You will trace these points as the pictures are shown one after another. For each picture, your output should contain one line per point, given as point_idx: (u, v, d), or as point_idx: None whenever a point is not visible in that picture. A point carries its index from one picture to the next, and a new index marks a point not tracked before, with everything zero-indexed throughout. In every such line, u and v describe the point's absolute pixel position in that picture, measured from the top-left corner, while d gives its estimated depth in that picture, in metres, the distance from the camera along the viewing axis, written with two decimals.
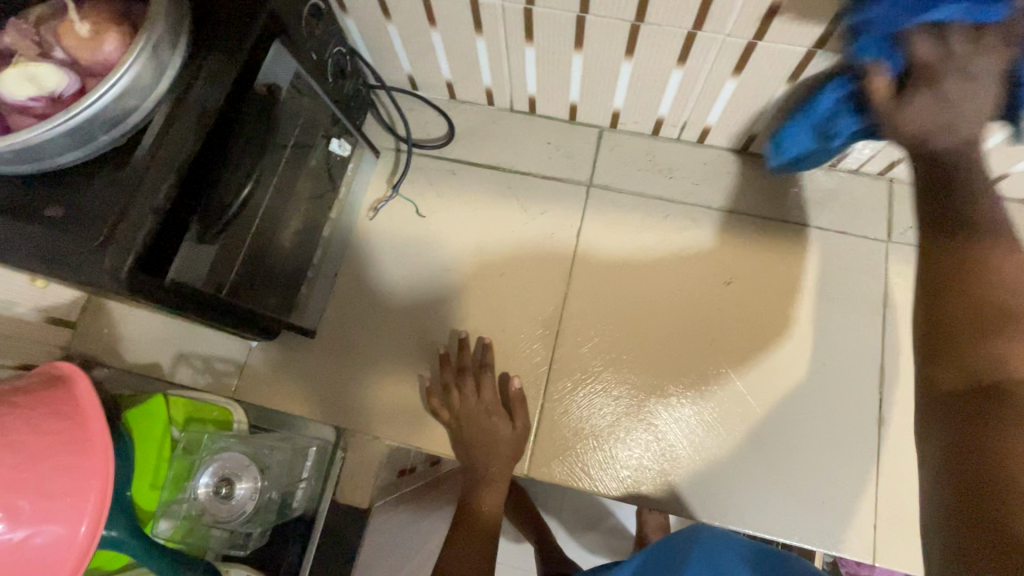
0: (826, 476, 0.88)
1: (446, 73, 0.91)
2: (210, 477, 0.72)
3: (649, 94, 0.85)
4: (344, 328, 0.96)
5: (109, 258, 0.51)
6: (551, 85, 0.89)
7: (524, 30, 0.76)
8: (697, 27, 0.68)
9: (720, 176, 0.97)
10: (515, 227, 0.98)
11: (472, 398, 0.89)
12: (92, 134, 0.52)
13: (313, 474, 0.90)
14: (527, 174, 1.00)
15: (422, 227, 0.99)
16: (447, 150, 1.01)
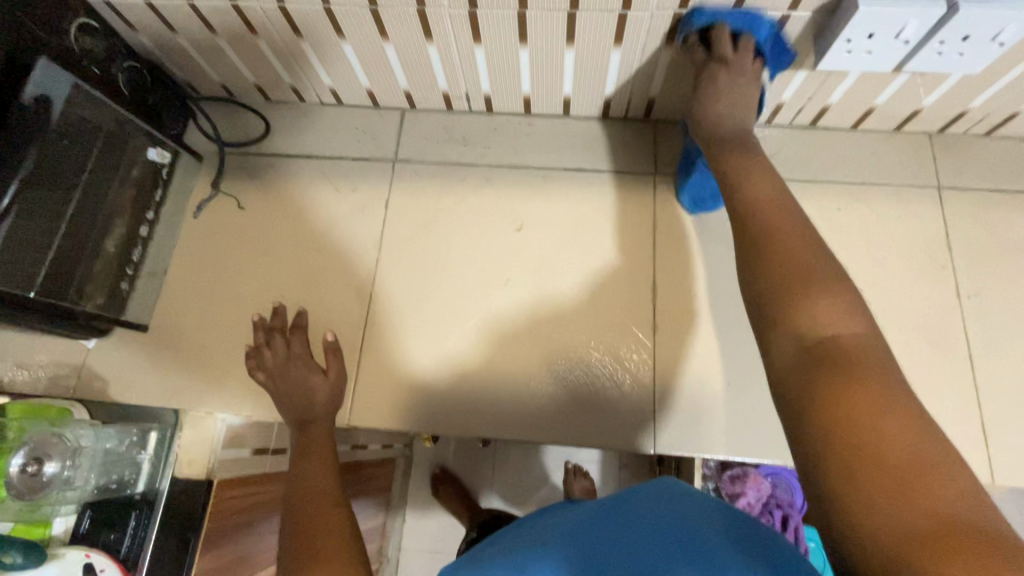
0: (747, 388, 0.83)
1: (326, 80, 0.94)
2: (21, 456, 0.72)
3: (551, 77, 0.87)
4: (182, 324, 0.90)
5: None
6: (404, 36, 0.81)
7: (377, 32, 0.81)
8: (572, 7, 0.72)
9: (622, 137, 0.95)
10: (359, 214, 0.93)
11: (284, 352, 0.82)
12: None
13: (151, 460, 0.83)
14: (339, 158, 0.97)
15: (272, 220, 0.94)
16: (264, 146, 0.99)
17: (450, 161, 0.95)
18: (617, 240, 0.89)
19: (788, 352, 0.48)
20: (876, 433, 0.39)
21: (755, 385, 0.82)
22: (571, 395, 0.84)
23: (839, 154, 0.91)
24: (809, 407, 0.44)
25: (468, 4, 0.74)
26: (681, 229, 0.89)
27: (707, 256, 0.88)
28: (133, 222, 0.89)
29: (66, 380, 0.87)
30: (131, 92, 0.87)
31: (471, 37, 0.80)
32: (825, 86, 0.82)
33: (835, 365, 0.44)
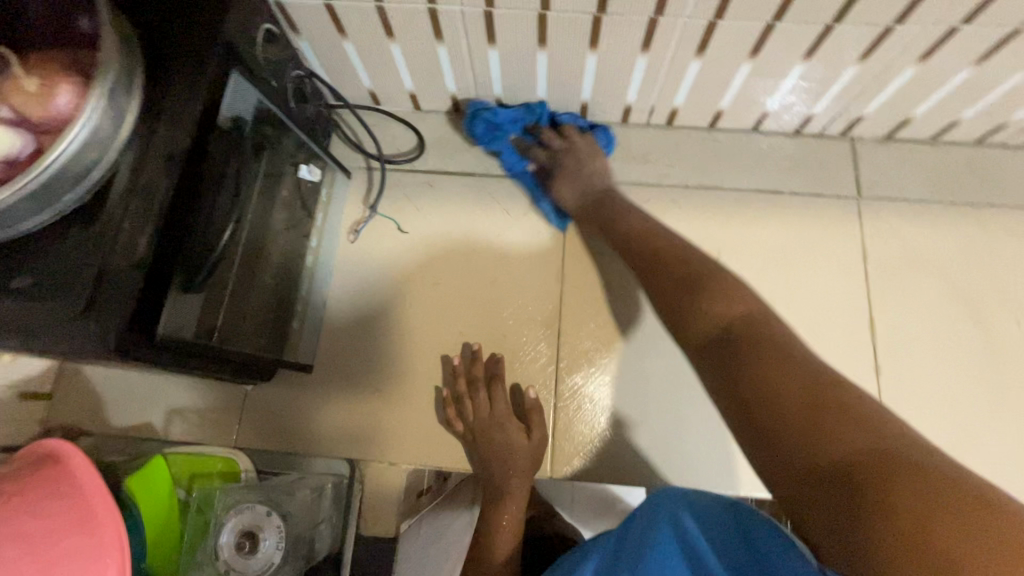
0: (983, 441, 0.76)
1: (498, 92, 0.85)
2: (230, 533, 0.62)
3: (761, 91, 0.79)
4: (347, 363, 0.82)
5: (94, 320, 0.48)
6: (615, 48, 0.73)
7: (588, 39, 0.72)
8: (836, 20, 0.64)
9: (815, 154, 0.88)
10: (533, 240, 0.85)
11: (486, 407, 0.76)
12: (55, 194, 0.48)
13: (334, 513, 0.74)
14: (505, 175, 0.89)
15: (437, 247, 0.85)
16: (420, 162, 0.89)
17: (630, 181, 0.87)
18: (824, 271, 0.82)
19: (703, 329, 0.57)
20: (835, 424, 0.44)
21: (992, 433, 0.76)
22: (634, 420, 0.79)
23: None
24: (733, 366, 0.52)
25: (714, 16, 0.65)
26: (893, 258, 0.82)
27: (925, 290, 0.81)
28: (294, 251, 0.80)
29: (228, 428, 0.79)
30: (297, 105, 0.77)
31: (695, 48, 0.71)
32: None
33: (797, 374, 0.48)
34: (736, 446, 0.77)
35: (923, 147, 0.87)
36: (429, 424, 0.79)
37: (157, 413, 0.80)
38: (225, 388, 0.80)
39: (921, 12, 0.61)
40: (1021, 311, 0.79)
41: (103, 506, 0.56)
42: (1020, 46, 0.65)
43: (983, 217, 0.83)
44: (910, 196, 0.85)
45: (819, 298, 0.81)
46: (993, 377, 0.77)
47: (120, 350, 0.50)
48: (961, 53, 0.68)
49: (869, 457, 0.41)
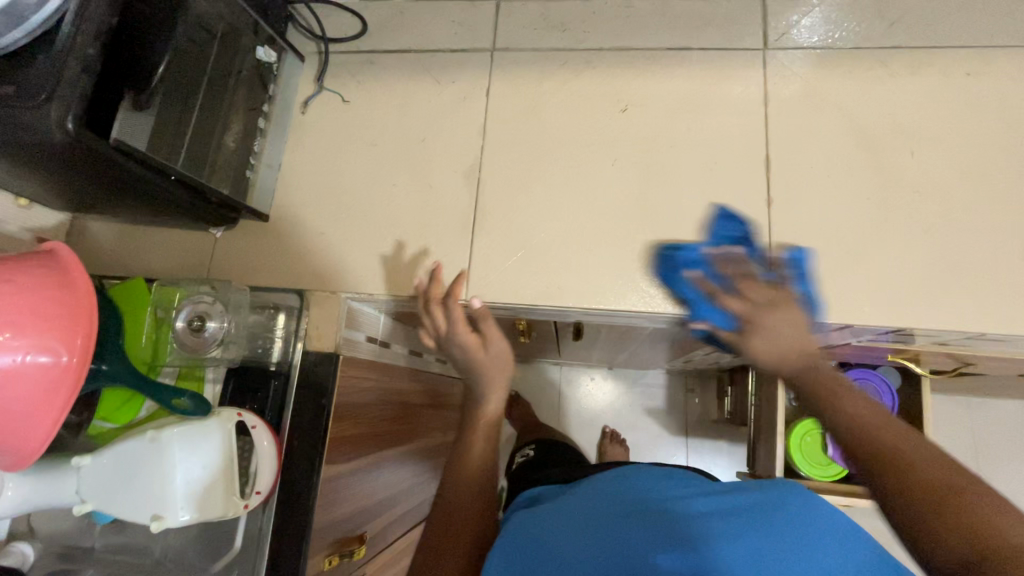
0: (870, 260, 0.80)
1: None
2: (185, 315, 0.80)
3: None
4: (298, 213, 0.94)
5: (55, 109, 0.61)
6: None
7: None
8: None
9: (724, 13, 0.92)
10: (460, 103, 0.95)
11: (444, 321, 0.80)
12: (23, 15, 0.61)
13: (285, 331, 0.90)
14: (437, 50, 0.98)
15: (376, 112, 0.97)
16: (362, 43, 1.00)
17: (550, 47, 0.95)
18: (727, 116, 0.88)
19: (858, 412, 0.57)
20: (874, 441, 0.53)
21: (876, 254, 0.80)
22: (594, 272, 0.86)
23: (970, 17, 0.86)
24: (852, 439, 0.55)
25: None
26: (795, 101, 0.87)
27: (821, 128, 0.85)
28: (252, 118, 0.93)
29: (201, 269, 0.94)
30: None
31: None
32: None
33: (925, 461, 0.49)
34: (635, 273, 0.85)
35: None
36: (365, 262, 0.91)
37: (145, 259, 0.95)
38: (199, 237, 0.95)
39: None
40: (914, 141, 0.83)
41: (79, 278, 0.68)
42: None
43: (886, 59, 0.86)
44: (816, 45, 0.89)
45: (719, 141, 0.87)
46: (884, 202, 0.81)
47: (75, 137, 0.63)
48: None
49: (897, 468, 0.50)
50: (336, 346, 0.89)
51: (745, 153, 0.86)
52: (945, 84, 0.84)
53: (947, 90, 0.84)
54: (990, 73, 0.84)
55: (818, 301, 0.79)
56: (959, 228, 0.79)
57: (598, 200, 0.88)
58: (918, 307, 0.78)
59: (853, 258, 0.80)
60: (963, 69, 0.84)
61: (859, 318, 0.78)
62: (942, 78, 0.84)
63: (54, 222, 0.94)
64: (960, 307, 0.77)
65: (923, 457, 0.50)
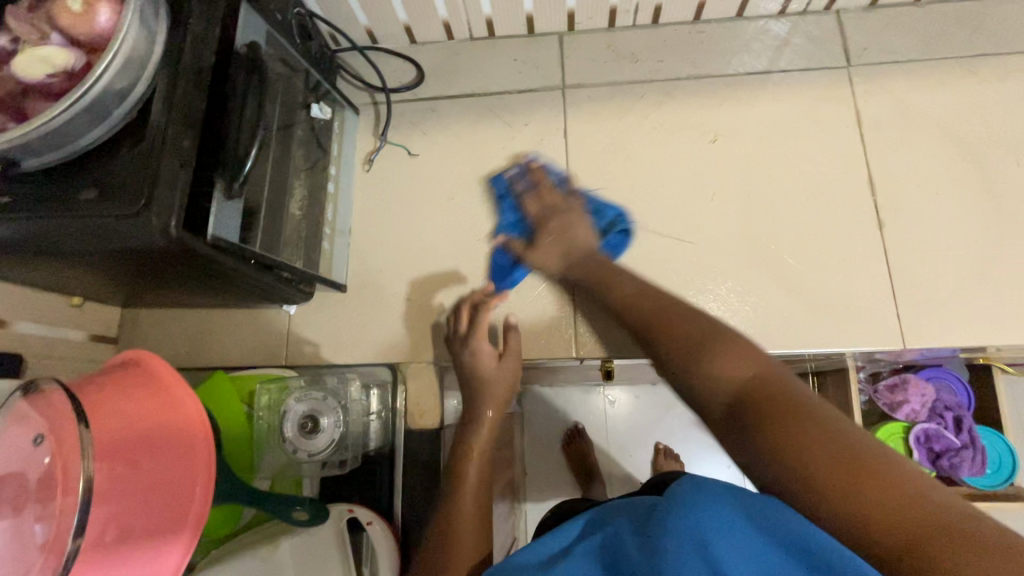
0: (991, 276, 0.78)
1: (486, 11, 0.89)
2: (295, 417, 0.72)
3: None
4: (377, 279, 0.88)
5: (155, 214, 0.54)
6: None
7: None
8: None
9: (800, 30, 0.90)
10: (536, 146, 0.90)
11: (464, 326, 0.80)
12: (107, 110, 0.54)
13: (382, 410, 0.84)
14: (502, 92, 0.93)
15: (446, 163, 0.91)
16: (421, 91, 0.95)
17: (622, 81, 0.91)
18: (820, 139, 0.85)
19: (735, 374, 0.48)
20: (846, 462, 0.38)
21: (995, 269, 0.78)
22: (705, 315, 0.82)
23: None
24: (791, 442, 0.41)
25: None
26: (887, 118, 0.85)
27: (920, 142, 0.83)
28: (317, 182, 0.87)
29: (278, 350, 0.86)
30: (301, 41, 0.83)
31: None
32: None
33: (845, 462, 0.38)
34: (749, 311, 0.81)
35: (908, 9, 0.88)
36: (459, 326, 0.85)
37: (212, 344, 0.87)
38: (270, 315, 0.88)
39: None
40: (1016, 151, 0.81)
41: (178, 387, 0.59)
42: None
43: (975, 67, 0.85)
44: (900, 58, 0.87)
45: (816, 165, 0.84)
46: (996, 215, 0.80)
47: (179, 241, 0.56)
48: None
49: (804, 447, 0.40)
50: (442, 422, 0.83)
51: (846, 176, 0.83)
52: None
53: None
54: None
55: (944, 325, 0.77)
56: None
57: (698, 236, 0.84)
58: None
59: (973, 276, 0.78)
60: None
61: (988, 338, 0.77)
62: None
63: (106, 315, 0.86)
64: None
65: (837, 458, 0.39)
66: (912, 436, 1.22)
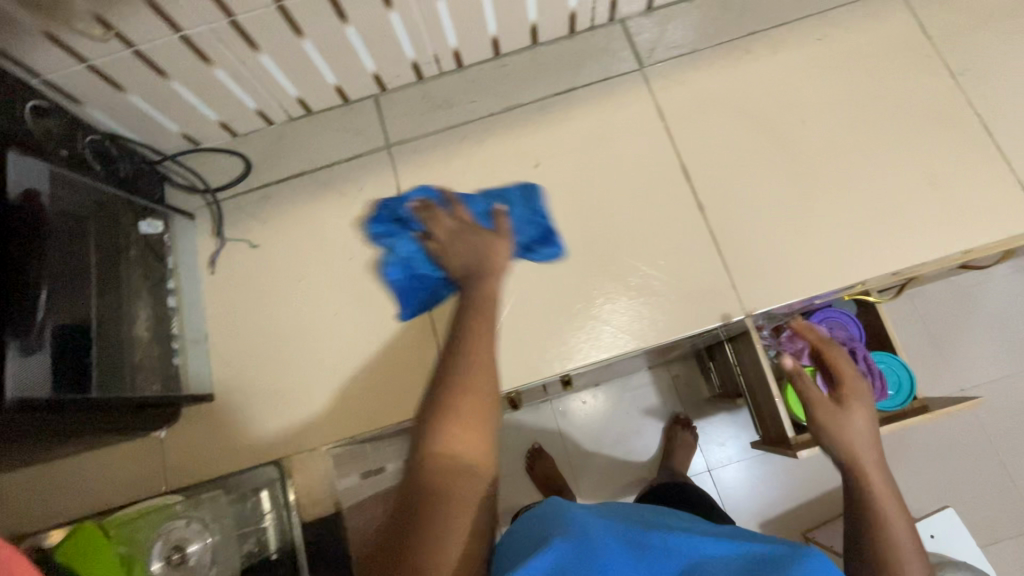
0: (807, 230, 0.84)
1: (294, 92, 0.91)
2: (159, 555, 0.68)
3: (515, 9, 0.87)
4: (245, 376, 0.87)
5: None
6: (364, 14, 0.79)
7: (333, 13, 0.78)
8: None
9: (594, 45, 0.95)
10: (375, 208, 0.91)
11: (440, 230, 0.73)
12: None
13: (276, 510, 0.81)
14: (333, 164, 0.95)
15: (292, 245, 0.91)
16: (253, 181, 0.95)
17: (442, 127, 0.94)
18: (632, 141, 0.90)
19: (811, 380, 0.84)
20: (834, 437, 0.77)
21: (810, 222, 0.84)
22: (568, 332, 0.84)
23: None
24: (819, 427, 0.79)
25: None
26: (686, 107, 0.90)
27: (719, 123, 0.89)
28: (161, 298, 0.85)
29: (155, 477, 0.83)
30: (106, 166, 0.82)
31: None
32: None
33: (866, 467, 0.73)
34: (607, 317, 0.84)
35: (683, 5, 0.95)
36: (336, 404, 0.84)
37: (85, 488, 0.83)
38: (141, 443, 0.84)
39: None
40: (802, 111, 0.88)
41: None
42: None
43: (751, 45, 0.92)
44: (684, 50, 0.93)
45: (634, 165, 0.89)
46: (799, 173, 0.86)
47: None
48: None
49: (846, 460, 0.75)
50: (337, 506, 0.80)
51: (662, 168, 0.88)
52: (807, 52, 0.91)
53: (812, 58, 0.90)
54: (842, 31, 0.91)
55: (777, 284, 0.82)
56: (870, 175, 0.85)
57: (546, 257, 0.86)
58: (864, 257, 0.82)
59: (791, 233, 0.84)
60: (818, 34, 0.91)
61: (819, 286, 0.82)
62: (804, 49, 0.91)
63: None
64: (894, 245, 0.82)
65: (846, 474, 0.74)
66: None
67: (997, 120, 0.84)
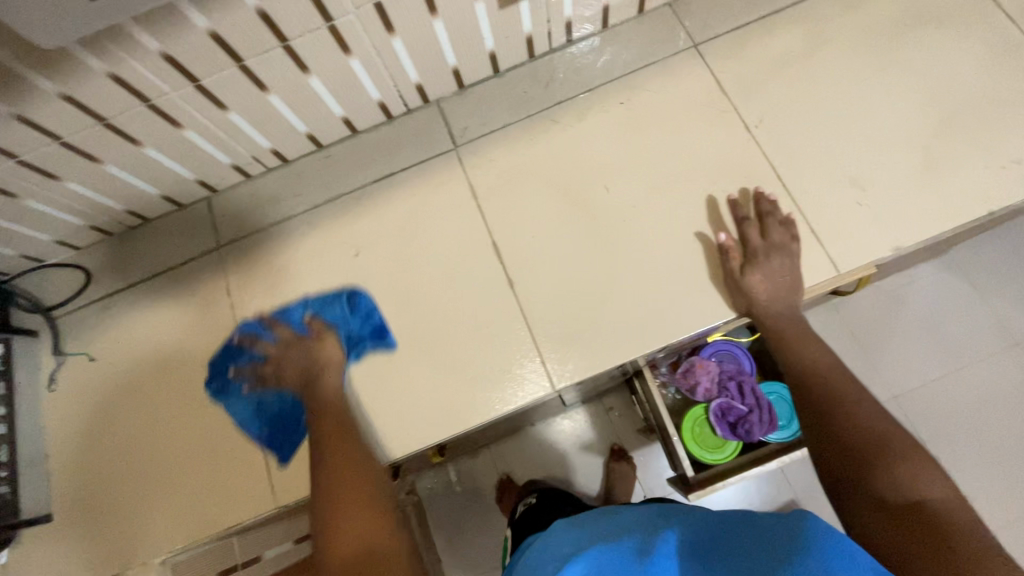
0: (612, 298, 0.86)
1: (120, 206, 0.94)
2: None
3: (317, 109, 0.90)
4: (86, 492, 0.88)
5: None
6: (159, 136, 0.83)
7: (124, 139, 0.81)
8: (282, 39, 0.75)
9: (412, 128, 0.98)
10: (206, 311, 0.94)
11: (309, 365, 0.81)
12: None
13: None
14: (168, 269, 0.97)
15: (130, 354, 0.94)
16: (93, 294, 0.97)
17: (270, 223, 0.97)
18: (446, 223, 0.92)
19: (820, 357, 0.75)
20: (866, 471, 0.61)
21: (615, 290, 0.86)
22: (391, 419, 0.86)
23: (610, 55, 0.95)
24: (855, 474, 0.62)
25: (188, 80, 0.75)
26: (497, 184, 0.92)
27: (529, 196, 0.91)
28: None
29: None
30: None
31: (216, 107, 0.82)
32: (551, 6, 0.87)
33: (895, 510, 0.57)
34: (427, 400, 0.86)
35: (494, 81, 0.98)
36: (172, 511, 0.87)
37: None
38: None
39: (328, 8, 0.72)
40: (606, 178, 0.90)
41: None
42: None
43: (557, 116, 0.94)
44: (495, 126, 0.95)
45: (448, 247, 0.91)
46: (604, 240, 0.88)
47: None
48: (412, 12, 0.78)
49: (881, 466, 0.61)
50: None
51: (474, 247, 0.90)
52: (611, 117, 0.93)
53: (614, 123, 0.92)
54: (642, 93, 0.93)
55: (584, 354, 0.84)
56: (672, 238, 0.87)
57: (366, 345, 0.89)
58: (667, 320, 0.84)
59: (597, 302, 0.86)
60: (620, 99, 0.93)
61: (625, 352, 0.84)
62: (606, 115, 0.93)
63: None
64: (696, 303, 0.84)
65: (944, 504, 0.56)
66: (711, 415, 1.28)
67: (788, 171, 0.86)
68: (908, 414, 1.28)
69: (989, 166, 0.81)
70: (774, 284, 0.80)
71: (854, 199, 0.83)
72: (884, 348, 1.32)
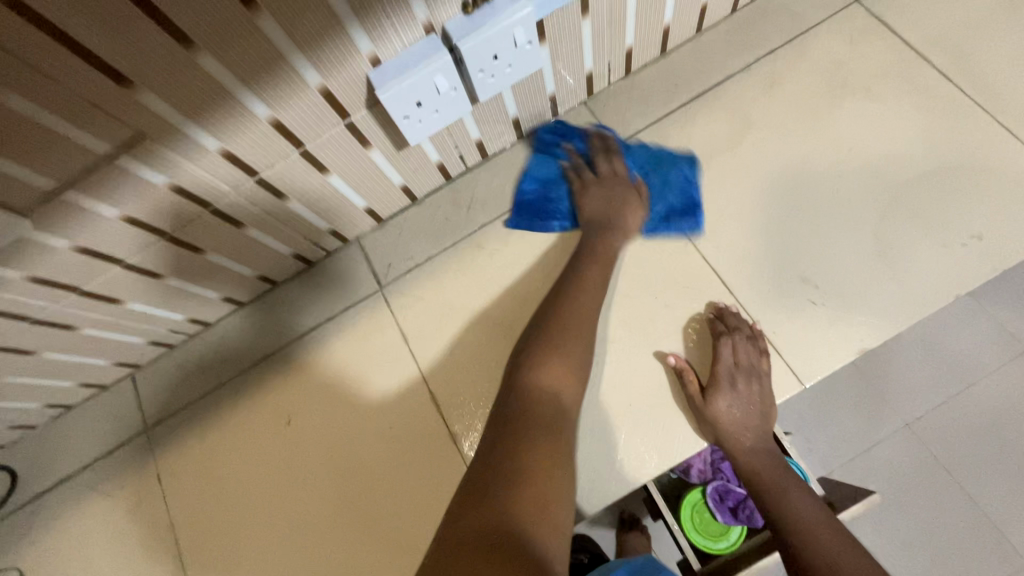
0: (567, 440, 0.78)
1: (34, 404, 0.87)
2: None
3: (228, 278, 0.84)
4: None
5: None
6: (57, 341, 0.77)
7: (17, 354, 0.75)
8: (162, 234, 0.69)
9: (334, 271, 0.92)
10: (139, 503, 0.87)
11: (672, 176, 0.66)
12: None
13: None
14: (97, 460, 0.91)
15: (63, 563, 0.86)
16: (20, 499, 0.90)
17: (200, 395, 0.91)
18: (381, 375, 0.86)
19: None
20: None
21: None
22: None
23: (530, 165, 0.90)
24: None
25: (69, 290, 0.69)
26: (429, 326, 0.86)
27: (464, 333, 0.85)
28: None
29: None
30: None
31: (111, 304, 0.76)
32: (456, 137, 0.81)
33: None
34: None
35: (414, 208, 0.92)
36: None
37: None
38: None
39: (204, 195, 0.67)
40: (543, 304, 0.83)
41: None
42: (327, 152, 0.71)
43: (484, 240, 0.88)
44: (420, 260, 0.89)
45: (387, 402, 0.85)
46: None
47: None
48: (302, 175, 0.73)
49: None
50: None
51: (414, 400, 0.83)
52: (541, 234, 0.87)
53: (544, 241, 0.86)
54: (570, 204, 0.87)
55: None
56: (624, 362, 0.79)
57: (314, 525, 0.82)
58: (629, 459, 0.76)
59: None
60: (548, 213, 0.87)
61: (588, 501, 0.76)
62: (536, 233, 0.87)
63: None
64: (658, 435, 0.76)
65: None
66: (711, 500, 1.18)
67: (735, 275, 0.79)
68: (932, 448, 1.14)
69: (947, 245, 0.75)
70: (739, 409, 0.73)
71: (808, 300, 0.76)
72: (890, 377, 1.18)
